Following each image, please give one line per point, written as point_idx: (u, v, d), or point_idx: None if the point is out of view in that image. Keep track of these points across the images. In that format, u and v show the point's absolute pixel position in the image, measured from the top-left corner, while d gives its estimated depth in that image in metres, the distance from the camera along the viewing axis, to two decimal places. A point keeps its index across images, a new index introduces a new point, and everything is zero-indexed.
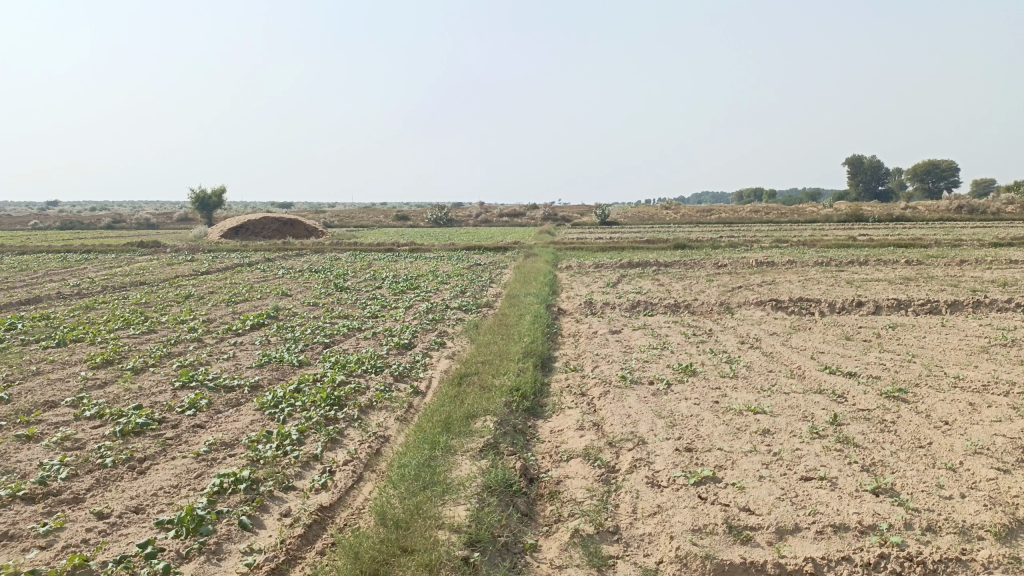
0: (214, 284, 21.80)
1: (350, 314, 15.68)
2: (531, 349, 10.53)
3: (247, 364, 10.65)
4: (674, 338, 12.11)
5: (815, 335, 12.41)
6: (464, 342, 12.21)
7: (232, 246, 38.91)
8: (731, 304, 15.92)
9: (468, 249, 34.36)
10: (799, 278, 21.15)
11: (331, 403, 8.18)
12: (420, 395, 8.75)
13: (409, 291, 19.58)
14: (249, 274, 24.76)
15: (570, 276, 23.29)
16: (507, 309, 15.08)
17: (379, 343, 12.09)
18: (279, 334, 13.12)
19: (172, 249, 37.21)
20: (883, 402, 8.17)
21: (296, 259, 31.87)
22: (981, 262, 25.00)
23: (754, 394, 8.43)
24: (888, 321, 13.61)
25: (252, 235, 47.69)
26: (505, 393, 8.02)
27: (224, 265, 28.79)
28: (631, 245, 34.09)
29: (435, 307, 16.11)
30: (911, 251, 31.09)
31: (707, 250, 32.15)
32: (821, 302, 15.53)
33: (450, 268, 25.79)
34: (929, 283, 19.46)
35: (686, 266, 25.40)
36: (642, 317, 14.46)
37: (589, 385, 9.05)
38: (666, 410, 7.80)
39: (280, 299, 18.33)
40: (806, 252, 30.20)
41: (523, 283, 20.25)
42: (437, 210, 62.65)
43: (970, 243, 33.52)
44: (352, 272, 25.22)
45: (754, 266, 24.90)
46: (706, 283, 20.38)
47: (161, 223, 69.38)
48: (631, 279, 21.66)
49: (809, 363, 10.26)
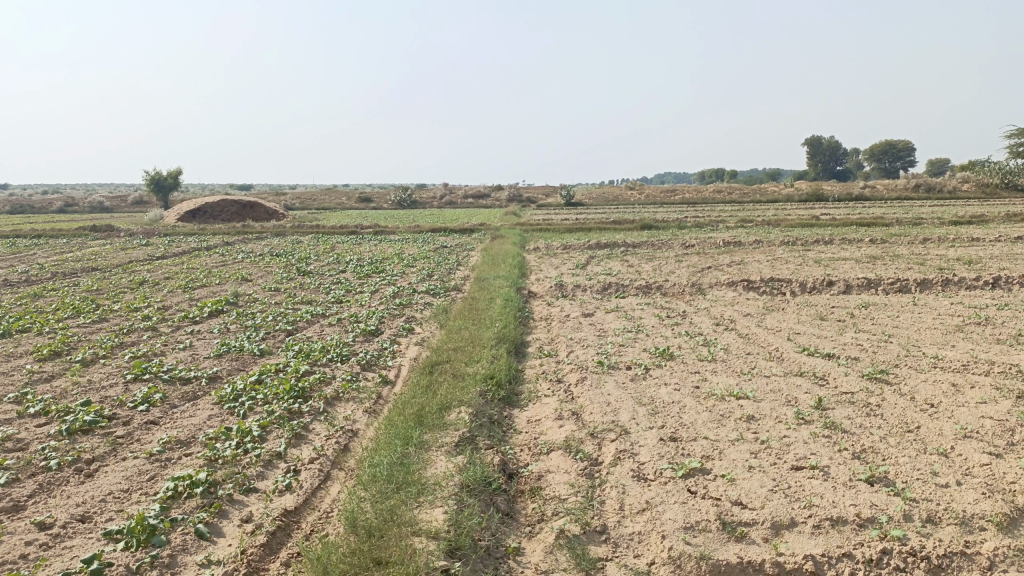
0: (171, 270, 21.03)
1: (314, 299, 15.16)
2: (503, 334, 10.19)
3: (206, 354, 10.13)
4: (648, 321, 11.86)
5: (790, 315, 12.25)
6: (434, 327, 11.82)
7: (189, 230, 37.82)
8: (702, 285, 15.73)
9: (433, 231, 33.83)
10: (767, 258, 21.08)
11: (294, 395, 7.75)
12: (390, 385, 8.36)
13: (374, 274, 19.06)
14: (208, 259, 23.99)
15: (539, 257, 22.97)
16: (477, 292, 14.69)
17: (345, 330, 11.63)
18: (239, 322, 12.58)
19: (127, 233, 36.05)
20: (866, 384, 7.99)
21: (256, 242, 31.04)
22: (944, 240, 25.26)
23: (735, 378, 8.20)
24: (860, 300, 13.53)
25: (210, 218, 46.46)
26: (479, 382, 7.67)
27: (181, 249, 27.90)
28: (598, 226, 33.87)
29: (402, 291, 15.67)
30: (874, 229, 31.37)
31: (674, 230, 32.07)
32: (792, 282, 15.42)
33: (415, 251, 25.29)
34: (895, 261, 19.54)
35: (654, 246, 25.24)
36: (614, 299, 14.19)
37: (565, 371, 8.73)
38: (646, 396, 7.51)
39: (240, 285, 17.69)
40: (772, 231, 30.27)
41: (491, 265, 19.87)
42: (400, 192, 61.74)
43: (931, 221, 33.93)
44: (315, 255, 24.57)
45: (721, 246, 24.83)
46: (676, 263, 20.21)
47: (115, 207, 67.35)
48: (600, 260, 21.41)
49: (787, 344, 10.08)
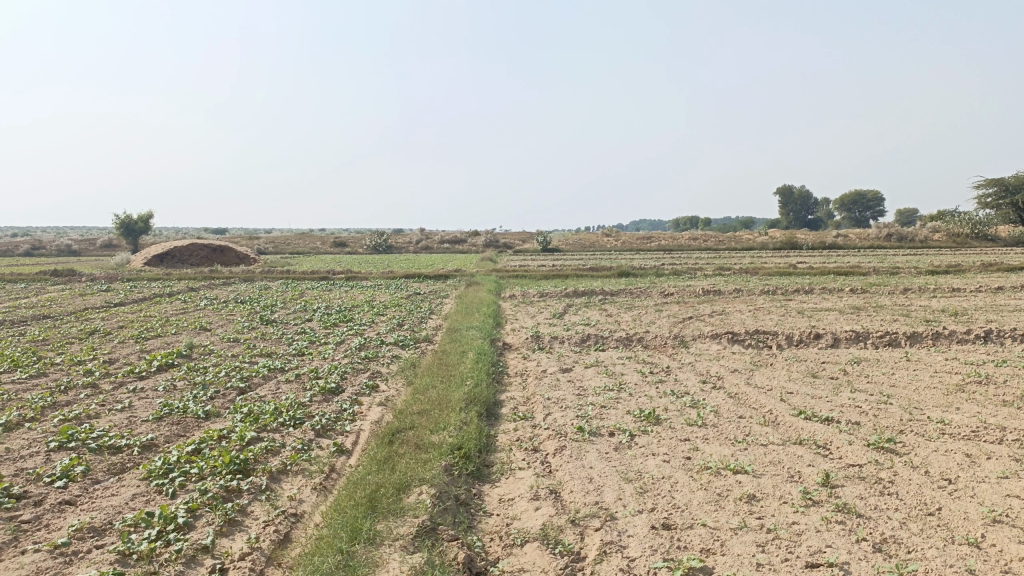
0: (126, 318, 19.97)
1: (274, 352, 14.21)
2: (474, 394, 9.34)
3: (144, 417, 9.17)
4: (630, 378, 11.09)
5: (780, 372, 11.54)
6: (400, 384, 10.94)
7: (154, 275, 36.64)
8: (685, 337, 15.04)
9: (407, 277, 33.01)
10: (749, 308, 20.48)
11: (235, 469, 6.83)
12: (345, 456, 7.46)
13: (341, 324, 18.15)
14: (168, 306, 22.97)
15: (515, 305, 22.24)
16: (448, 344, 13.85)
17: (303, 388, 10.71)
18: (189, 378, 11.61)
19: (90, 278, 34.83)
20: (874, 455, 7.24)
21: (222, 288, 29.97)
22: (924, 290, 24.93)
23: (729, 447, 7.40)
24: (850, 356, 12.88)
25: (178, 262, 45.32)
26: (445, 454, 6.80)
27: (142, 295, 26.79)
28: (575, 273, 33.35)
29: (369, 342, 14.79)
30: (852, 278, 31.15)
31: (652, 277, 31.59)
32: (778, 334, 14.78)
33: (387, 299, 24.44)
34: (880, 313, 19.04)
35: (633, 295, 24.63)
36: (593, 353, 13.43)
37: (541, 438, 7.90)
38: (633, 470, 6.69)
39: (197, 335, 16.67)
40: (750, 280, 29.89)
41: (464, 314, 19.06)
42: (375, 236, 60.98)
43: (908, 271, 33.75)
44: (282, 302, 23.61)
45: (701, 295, 24.29)
46: (656, 313, 19.55)
47: (82, 249, 65.90)
48: (577, 309, 20.70)
49: (781, 406, 9.32)
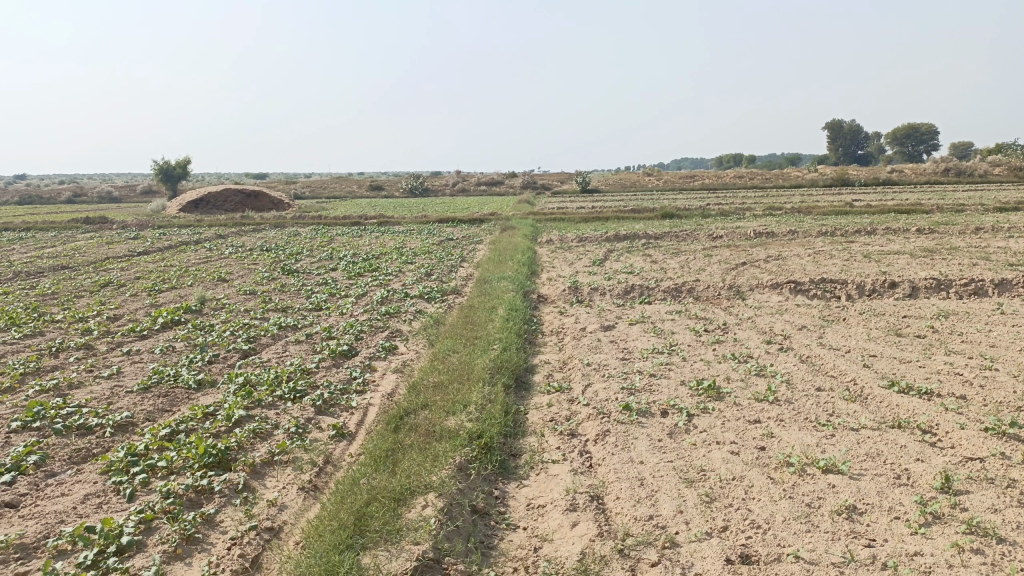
0: (146, 269, 19.03)
1: (290, 306, 13.09)
2: (502, 361, 8.06)
3: (130, 388, 8.10)
4: (683, 337, 9.69)
5: (855, 330, 9.98)
6: (420, 346, 9.72)
7: (186, 222, 35.91)
8: (741, 286, 13.49)
9: (441, 221, 31.64)
10: (807, 252, 18.71)
11: (209, 463, 5.68)
12: (346, 441, 6.26)
13: (366, 275, 16.94)
14: (191, 255, 22.03)
15: (552, 251, 20.85)
16: (477, 298, 12.54)
17: (312, 351, 9.53)
18: (191, 338, 10.54)
19: (121, 225, 34.17)
20: (997, 445, 5.75)
21: (251, 236, 29.01)
22: (998, 229, 22.79)
23: (812, 433, 6.02)
24: (934, 309, 11.24)
25: (213, 208, 44.61)
26: (462, 448, 5.54)
27: (168, 243, 25.94)
28: (616, 215, 31.68)
29: (392, 295, 13.58)
30: (916, 217, 28.98)
31: (697, 219, 29.82)
32: (847, 282, 13.14)
33: (417, 245, 23.14)
34: (955, 256, 17.17)
35: (678, 238, 22.97)
36: (639, 307, 12.03)
37: (580, 419, 6.60)
38: (696, 466, 5.36)
39: (213, 287, 15.63)
40: (804, 221, 27.95)
41: (497, 262, 17.70)
42: (410, 178, 59.55)
43: (973, 208, 31.36)
44: (308, 250, 22.52)
45: (752, 238, 22.54)
46: (705, 259, 17.97)
47: (122, 195, 65.76)
48: (620, 255, 19.22)
49: (866, 375, 7.84)
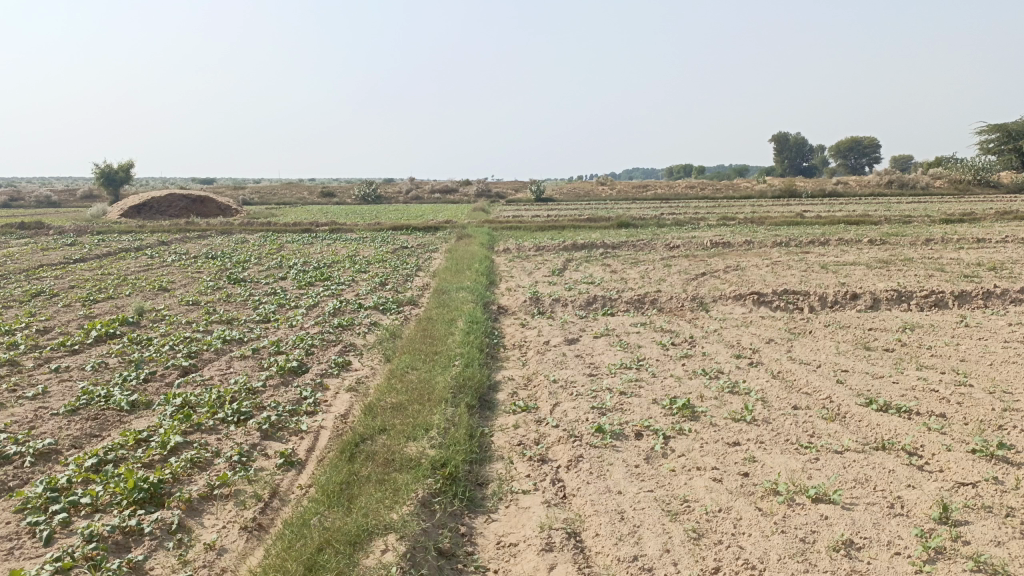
0: (82, 277, 18.01)
1: (236, 318, 12.38)
2: (464, 379, 7.58)
3: (55, 411, 7.37)
4: (650, 352, 9.35)
5: (823, 343, 9.77)
6: (375, 361, 9.17)
7: (127, 228, 34.55)
8: (703, 297, 13.24)
9: (394, 229, 30.98)
10: (765, 263, 18.65)
11: (140, 499, 5.08)
12: (295, 471, 5.71)
13: (317, 284, 16.27)
14: (131, 263, 21.02)
15: (510, 261, 20.43)
16: (434, 310, 12.03)
17: (258, 367, 8.91)
18: (126, 354, 9.80)
19: (57, 231, 32.68)
20: (988, 468, 5.48)
21: (196, 242, 27.97)
22: (946, 241, 23.17)
23: (797, 458, 5.68)
24: (898, 321, 11.12)
25: (156, 213, 43.08)
26: (424, 480, 5.05)
27: (107, 250, 24.82)
28: (571, 223, 31.45)
29: (344, 306, 12.98)
30: (866, 228, 29.40)
31: (653, 228, 29.78)
32: (809, 293, 12.99)
33: (371, 254, 22.49)
34: (909, 267, 17.28)
35: (636, 248, 22.80)
36: (602, 319, 11.66)
37: (549, 443, 6.16)
38: (679, 496, 4.96)
39: (153, 297, 14.78)
40: (758, 231, 28.09)
41: (454, 272, 17.20)
42: (363, 186, 58.67)
43: (919, 220, 31.99)
44: (256, 258, 21.68)
45: (709, 248, 22.48)
46: (665, 269, 17.76)
47: (61, 200, 63.31)
48: (578, 264, 18.91)
49: (842, 392, 7.56)
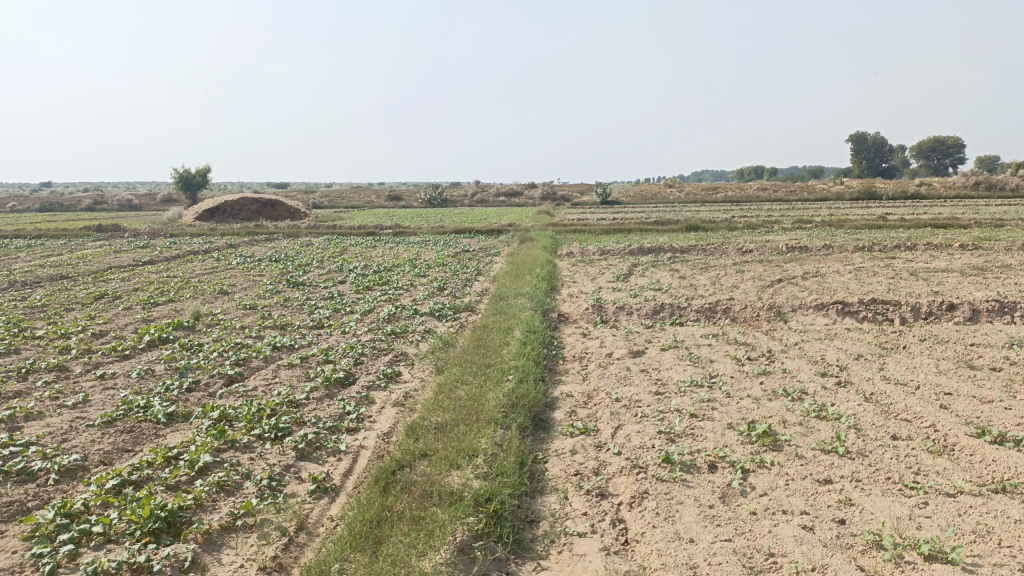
0: (147, 279, 18.13)
1: (289, 323, 12.06)
2: (518, 396, 6.95)
3: (91, 421, 7.05)
4: (724, 367, 8.53)
5: (920, 361, 8.75)
6: (425, 372, 8.63)
7: (198, 231, 35.20)
8: (781, 306, 12.27)
9: (457, 232, 30.63)
10: (846, 269, 17.44)
11: (155, 529, 4.62)
12: (327, 498, 5.19)
13: (375, 289, 15.93)
14: (196, 265, 21.19)
15: (573, 265, 19.75)
16: (491, 317, 11.43)
17: (304, 377, 8.48)
18: (173, 361, 9.52)
19: (132, 234, 33.54)
20: None
21: (262, 245, 28.18)
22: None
23: (903, 503, 4.83)
24: (1004, 335, 9.96)
25: (229, 216, 43.96)
26: (465, 520, 4.44)
27: (176, 253, 25.21)
28: (638, 227, 30.50)
29: (399, 312, 12.52)
30: (954, 232, 27.56)
31: (724, 231, 28.59)
32: (900, 304, 11.88)
33: (432, 257, 22.10)
34: (1009, 275, 15.84)
35: (705, 252, 21.80)
36: (670, 330, 10.86)
37: (610, 473, 5.48)
38: (761, 548, 4.21)
39: (212, 301, 14.67)
40: (837, 235, 26.62)
41: (515, 276, 16.62)
42: (428, 189, 58.77)
43: (1014, 223, 29.84)
44: (318, 261, 21.57)
45: (784, 253, 21.31)
46: (737, 275, 16.77)
47: (142, 203, 65.54)
48: (645, 269, 18.09)
49: (947, 419, 6.62)
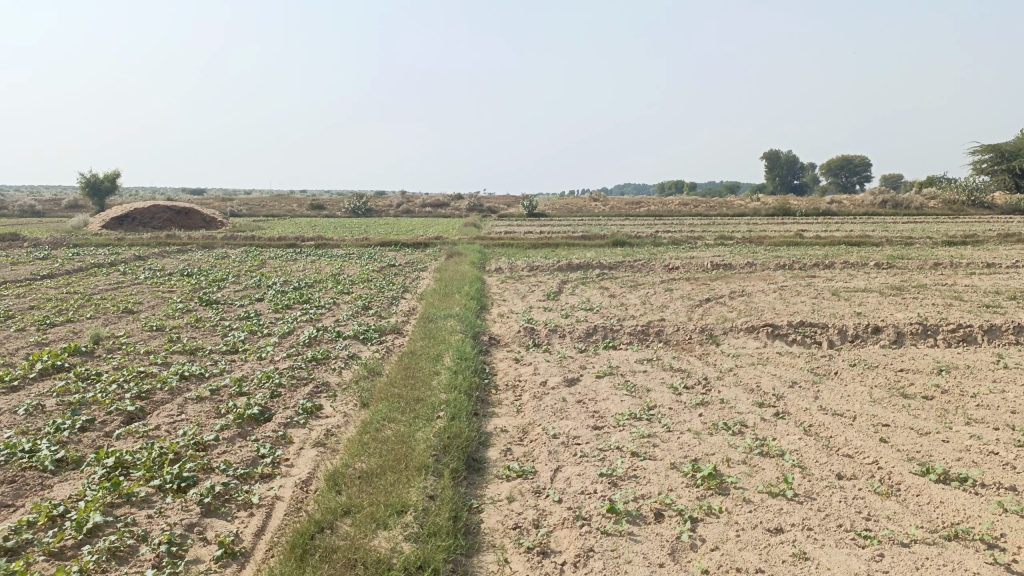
0: (45, 296, 16.79)
1: (201, 347, 11.23)
2: (450, 435, 6.48)
3: None
4: (662, 397, 8.27)
5: (854, 389, 8.69)
6: (349, 405, 8.05)
7: (105, 240, 33.27)
8: (712, 329, 12.17)
9: (382, 245, 29.86)
10: (771, 288, 17.62)
11: None
12: (237, 566, 4.60)
13: (296, 307, 15.16)
14: (100, 280, 19.82)
15: (503, 281, 19.41)
16: (419, 342, 10.91)
17: (215, 413, 7.77)
18: (67, 393, 8.63)
19: (31, 243, 31.36)
20: None
21: (174, 257, 26.76)
22: (954, 265, 22.22)
23: (860, 557, 4.58)
24: (930, 360, 10.07)
25: (139, 225, 41.86)
26: None
27: (79, 265, 23.62)
28: (565, 241, 30.40)
29: (321, 335, 11.84)
30: (867, 250, 28.50)
31: (650, 247, 28.79)
32: (828, 326, 11.93)
33: (356, 272, 21.34)
34: (924, 295, 16.29)
35: (633, 269, 21.79)
36: (604, 354, 10.58)
37: (552, 526, 5.07)
38: None
39: (116, 322, 13.62)
40: (759, 252, 27.11)
41: (442, 295, 16.11)
42: (352, 199, 57.56)
43: (921, 241, 31.14)
44: (234, 276, 20.51)
45: (710, 270, 21.49)
46: (667, 294, 16.72)
47: (45, 209, 61.89)
48: (574, 287, 17.85)
49: (890, 455, 6.49)
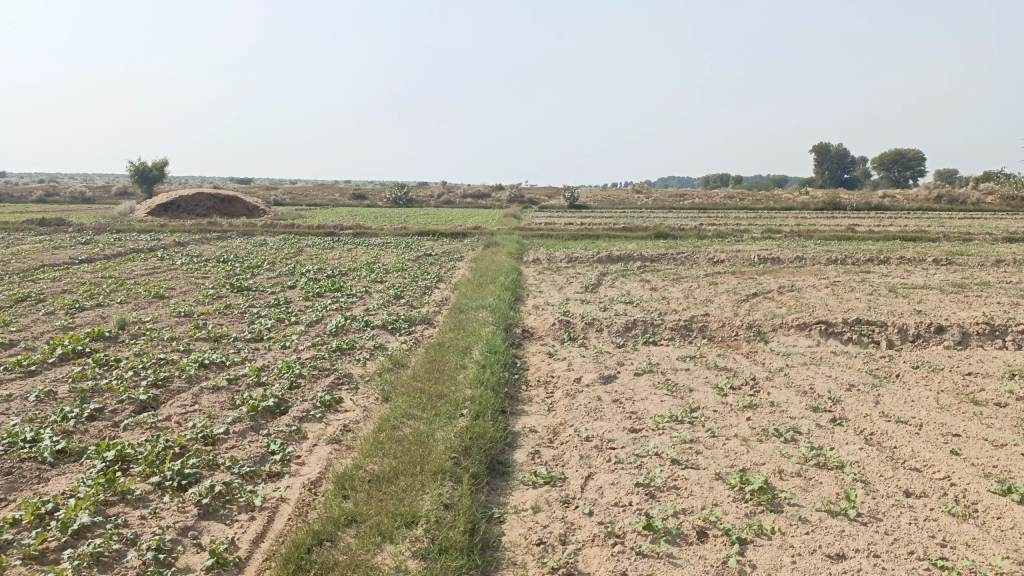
0: (80, 280, 16.71)
1: (225, 334, 10.89)
2: (473, 436, 5.95)
3: None
4: (706, 399, 7.62)
5: (918, 394, 7.94)
6: (369, 400, 7.58)
7: (147, 227, 33.49)
8: (760, 325, 11.44)
9: (420, 235, 29.51)
10: (822, 284, 16.74)
11: None
12: None
13: (327, 296, 14.80)
14: (137, 266, 19.78)
15: (540, 272, 18.83)
16: (448, 333, 10.41)
17: (229, 404, 7.37)
18: (82, 380, 8.31)
19: (77, 229, 31.70)
20: None
21: (213, 244, 26.74)
22: (1018, 262, 20.97)
23: None
24: (1000, 364, 9.23)
25: (183, 212, 42.23)
26: None
27: (119, 250, 23.68)
28: (606, 233, 29.69)
29: (348, 324, 11.41)
30: (923, 245, 27.21)
31: (693, 240, 27.93)
32: (885, 324, 11.11)
33: (391, 261, 20.95)
34: (988, 294, 15.27)
35: (676, 262, 21.02)
36: (644, 351, 9.95)
37: (581, 543, 4.51)
38: None
39: (145, 307, 13.37)
40: (808, 246, 26.05)
41: (477, 285, 15.60)
42: (394, 189, 57.46)
43: (980, 237, 29.68)
44: (269, 263, 20.29)
45: (756, 264, 20.62)
46: (710, 288, 15.97)
47: (95, 196, 63.05)
48: (614, 279, 17.19)
49: (963, 469, 5.79)
